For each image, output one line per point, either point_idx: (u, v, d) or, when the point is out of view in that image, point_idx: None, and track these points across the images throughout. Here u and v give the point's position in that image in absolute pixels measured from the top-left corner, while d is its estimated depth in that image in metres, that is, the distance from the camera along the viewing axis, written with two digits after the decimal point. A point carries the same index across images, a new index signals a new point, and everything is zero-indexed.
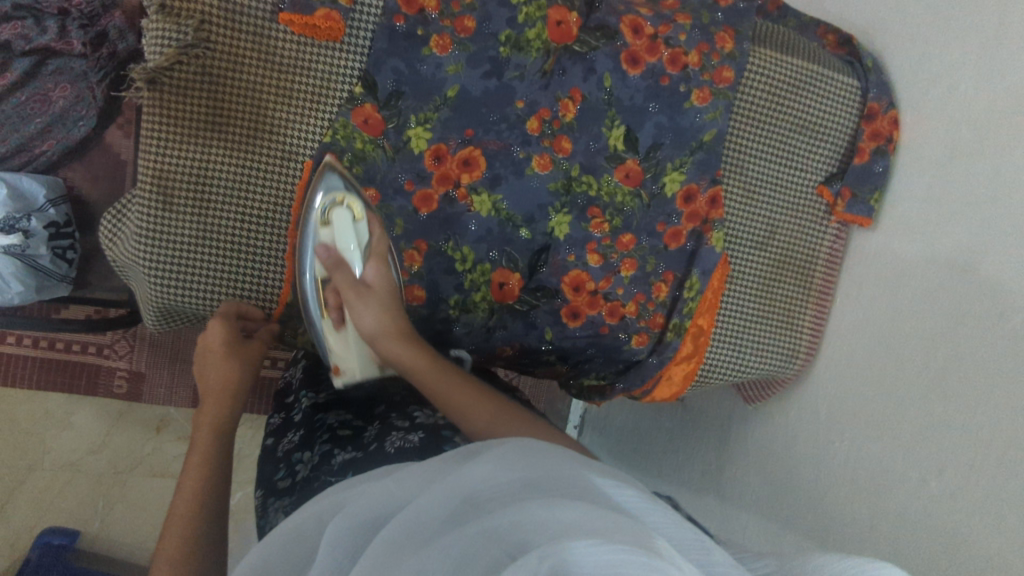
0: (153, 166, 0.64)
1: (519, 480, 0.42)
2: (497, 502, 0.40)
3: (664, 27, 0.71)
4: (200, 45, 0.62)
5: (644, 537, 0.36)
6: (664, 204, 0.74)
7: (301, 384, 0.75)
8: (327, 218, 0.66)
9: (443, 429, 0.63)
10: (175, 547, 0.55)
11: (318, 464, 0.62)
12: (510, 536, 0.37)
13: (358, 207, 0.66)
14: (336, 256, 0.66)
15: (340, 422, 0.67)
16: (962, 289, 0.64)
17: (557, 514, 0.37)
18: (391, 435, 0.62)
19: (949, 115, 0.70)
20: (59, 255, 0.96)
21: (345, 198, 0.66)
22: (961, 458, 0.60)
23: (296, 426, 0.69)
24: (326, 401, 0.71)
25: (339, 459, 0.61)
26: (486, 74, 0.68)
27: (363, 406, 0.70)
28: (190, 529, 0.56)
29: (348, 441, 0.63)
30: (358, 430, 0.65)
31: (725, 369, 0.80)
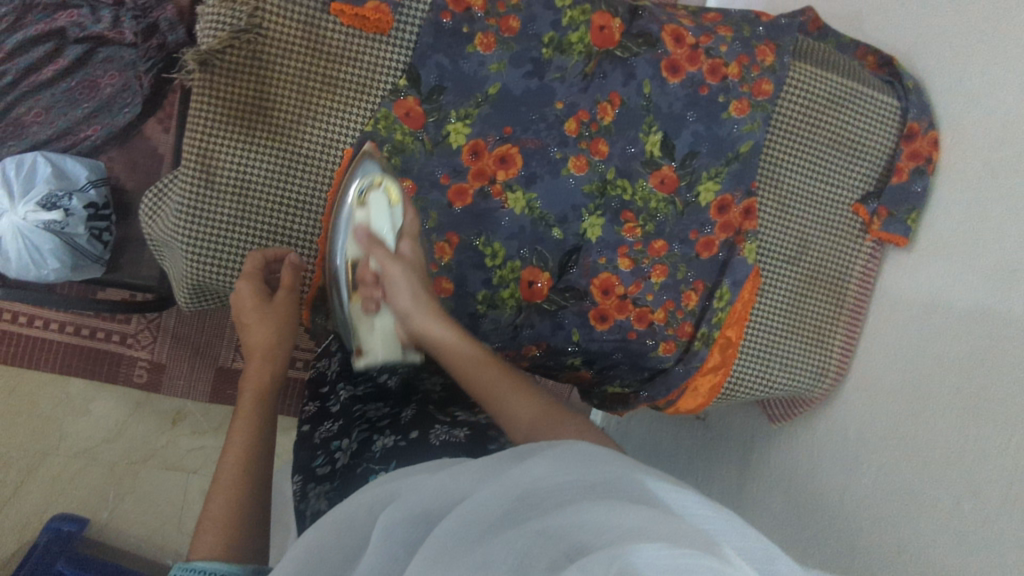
0: (197, 145, 0.65)
1: (570, 482, 0.43)
2: (552, 500, 0.41)
3: (705, 36, 0.72)
4: (253, 30, 0.64)
5: (707, 545, 0.37)
6: (698, 212, 0.74)
7: (337, 375, 0.74)
8: (363, 199, 0.66)
9: (490, 430, 0.64)
10: (220, 516, 0.56)
11: (358, 450, 0.64)
12: (572, 538, 0.37)
13: (394, 190, 0.67)
14: (371, 234, 0.66)
15: (379, 414, 0.68)
16: (1000, 310, 0.62)
17: (620, 519, 0.38)
18: (435, 428, 0.64)
19: (987, 136, 0.69)
20: (95, 237, 0.97)
21: (382, 181, 0.66)
22: (995, 483, 0.58)
23: (334, 416, 0.70)
24: (365, 393, 0.72)
25: (380, 445, 0.63)
26: (528, 73, 0.70)
27: (399, 397, 0.72)
28: (236, 502, 0.57)
29: (387, 428, 0.66)
30: (395, 416, 0.68)
31: (751, 384, 0.79)
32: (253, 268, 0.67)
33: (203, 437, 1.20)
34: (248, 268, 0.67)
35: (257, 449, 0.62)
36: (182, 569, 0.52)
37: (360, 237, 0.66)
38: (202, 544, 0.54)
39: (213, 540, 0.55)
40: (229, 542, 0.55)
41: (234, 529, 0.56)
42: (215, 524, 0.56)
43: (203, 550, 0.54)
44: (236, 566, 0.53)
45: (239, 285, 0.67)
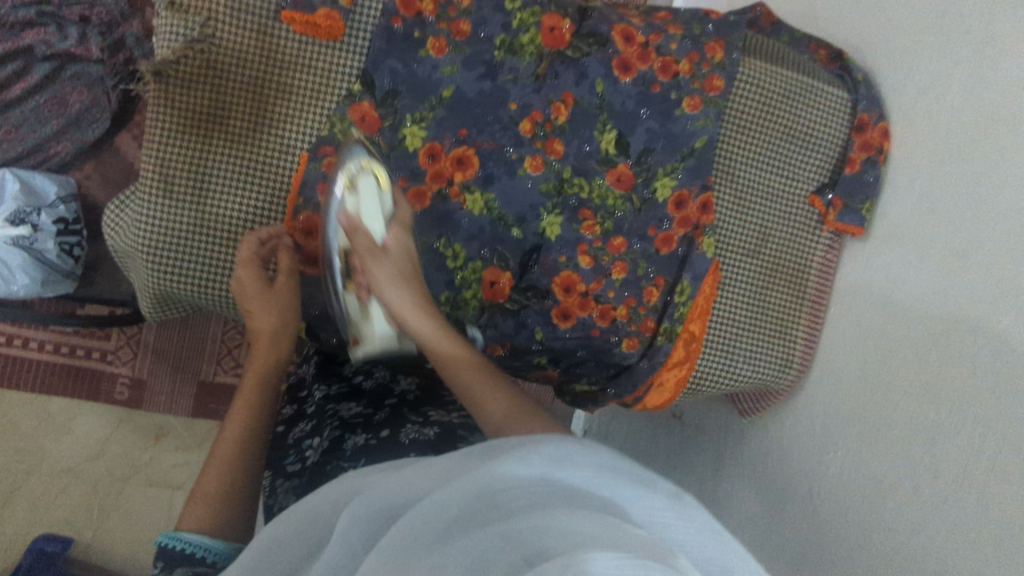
0: (155, 156, 0.66)
1: (540, 485, 0.40)
2: (520, 502, 0.39)
3: (655, 35, 0.74)
4: (206, 41, 0.65)
5: (666, 555, 0.36)
6: (655, 209, 0.75)
7: (313, 378, 0.77)
8: (352, 183, 0.65)
9: (459, 429, 0.65)
10: (211, 489, 0.58)
11: (329, 448, 0.64)
12: (528, 543, 0.36)
13: (383, 175, 0.66)
14: (355, 223, 0.66)
15: (352, 413, 0.69)
16: (953, 295, 0.63)
17: (579, 529, 0.36)
18: (406, 427, 0.64)
19: (934, 124, 0.71)
20: (66, 252, 0.98)
21: (370, 164, 0.65)
22: (952, 466, 0.59)
23: (308, 416, 0.71)
24: (338, 392, 0.73)
25: (351, 444, 0.63)
26: (481, 76, 0.71)
27: (375, 398, 0.72)
28: (227, 477, 0.59)
29: (359, 426, 0.66)
30: (369, 416, 0.68)
31: (715, 378, 0.79)
32: (248, 253, 0.67)
33: (186, 451, 1.20)
34: (244, 252, 0.67)
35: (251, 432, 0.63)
36: (169, 537, 0.53)
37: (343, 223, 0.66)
38: (189, 515, 0.56)
39: (201, 513, 0.56)
40: (214, 517, 0.56)
41: (221, 505, 0.58)
42: (208, 498, 0.58)
43: (190, 519, 0.56)
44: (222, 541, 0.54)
45: (238, 271, 0.67)
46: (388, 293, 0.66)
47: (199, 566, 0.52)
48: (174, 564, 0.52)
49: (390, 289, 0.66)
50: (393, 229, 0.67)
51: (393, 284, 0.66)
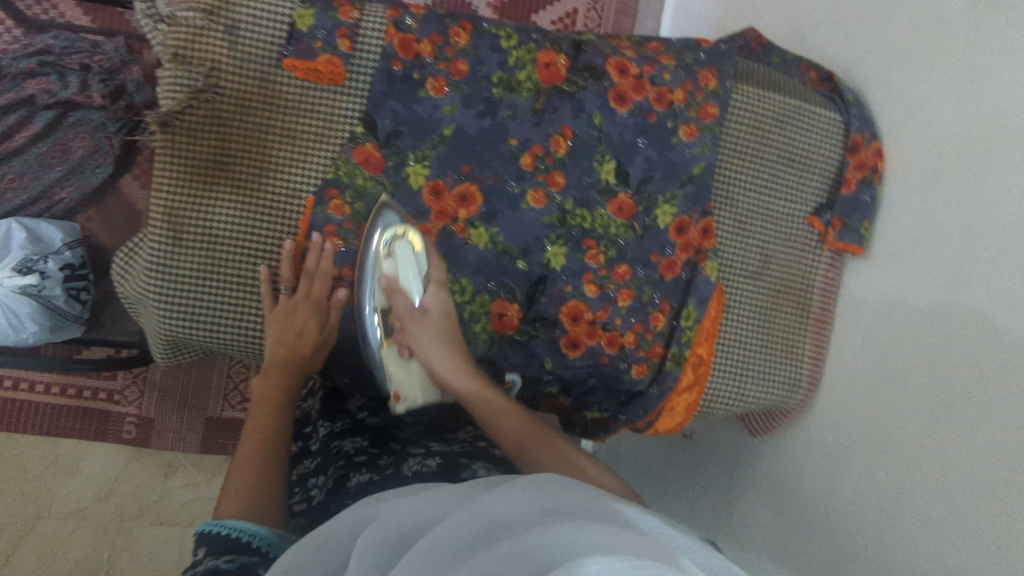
0: (164, 205, 0.67)
1: (541, 510, 0.41)
2: (523, 522, 0.40)
3: (649, 66, 0.75)
4: (210, 90, 0.66)
5: (666, 557, 0.37)
6: (657, 235, 0.76)
7: (318, 414, 0.77)
8: (389, 249, 0.68)
9: (461, 458, 0.65)
10: (240, 486, 0.59)
11: (334, 487, 0.65)
12: (539, 554, 0.36)
13: (417, 240, 0.70)
14: (393, 284, 0.69)
15: (356, 449, 0.69)
16: (957, 312, 0.64)
17: (583, 539, 0.36)
18: (409, 461, 0.65)
19: (927, 143, 0.72)
20: (73, 297, 0.99)
21: (405, 231, 0.69)
22: (967, 480, 0.59)
23: (313, 453, 0.72)
24: (342, 428, 0.74)
25: (355, 481, 0.64)
26: (480, 113, 0.72)
27: (379, 437, 0.72)
28: (255, 474, 0.60)
29: (364, 465, 0.66)
30: (374, 456, 0.68)
31: (725, 399, 0.80)
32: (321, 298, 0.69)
33: (196, 488, 1.20)
34: (317, 295, 0.69)
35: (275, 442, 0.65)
36: (212, 525, 0.54)
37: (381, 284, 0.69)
38: (225, 508, 0.57)
39: (233, 503, 0.57)
40: (246, 506, 0.57)
41: (252, 495, 0.58)
42: (238, 491, 0.58)
43: (225, 512, 0.57)
44: (263, 526, 0.55)
45: (304, 308, 0.68)
46: (435, 355, 0.70)
47: (246, 551, 0.52)
48: (220, 550, 0.52)
49: (435, 350, 0.70)
50: (431, 291, 0.71)
51: (438, 345, 0.70)
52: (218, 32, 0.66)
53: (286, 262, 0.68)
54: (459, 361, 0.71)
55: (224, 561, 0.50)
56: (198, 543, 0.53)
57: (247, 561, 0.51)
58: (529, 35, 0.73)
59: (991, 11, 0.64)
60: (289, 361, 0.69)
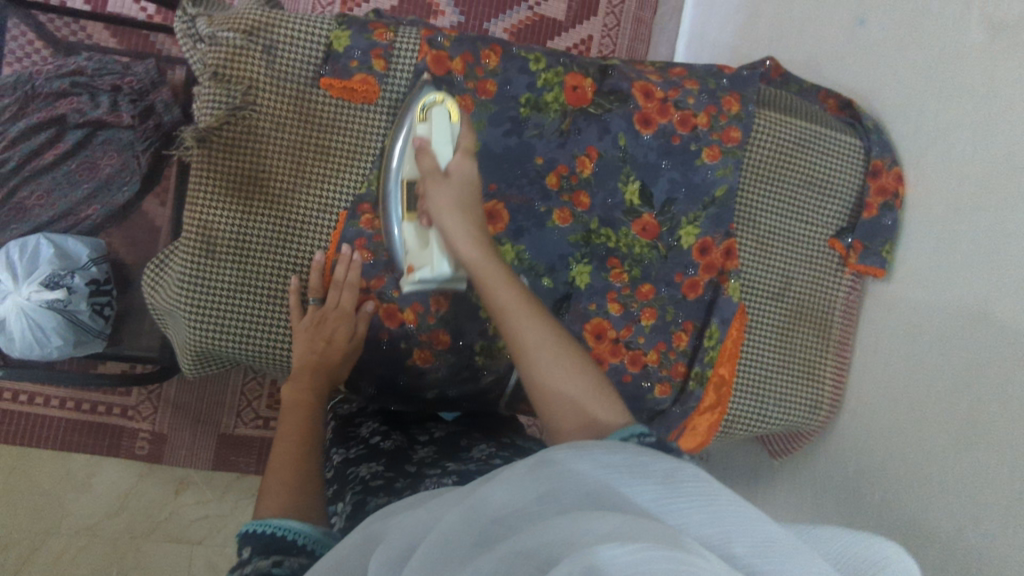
0: (199, 218, 0.68)
1: (536, 500, 0.40)
2: (522, 520, 0.39)
3: (673, 90, 0.77)
4: (247, 107, 0.68)
5: (669, 534, 0.34)
6: (680, 256, 0.77)
7: (333, 442, 0.76)
8: (427, 113, 0.67)
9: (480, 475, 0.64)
10: (277, 491, 0.59)
11: (353, 512, 0.62)
12: (542, 551, 0.35)
13: (455, 110, 0.67)
14: (421, 143, 0.65)
15: (372, 473, 0.67)
16: (980, 336, 0.64)
17: (584, 529, 0.34)
18: (427, 483, 0.64)
19: (946, 170, 0.73)
20: (97, 312, 1.00)
21: (444, 98, 0.67)
22: (994, 506, 0.59)
23: (330, 481, 0.71)
24: (357, 454, 0.72)
25: (375, 504, 0.62)
26: (507, 132, 0.73)
27: (395, 457, 0.70)
28: (290, 476, 0.60)
29: (381, 488, 0.64)
30: (391, 479, 0.66)
31: (748, 421, 0.80)
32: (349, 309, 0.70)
33: (207, 505, 1.19)
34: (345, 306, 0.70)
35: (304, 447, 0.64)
36: (257, 524, 0.54)
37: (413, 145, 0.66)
38: (268, 505, 0.57)
39: (275, 505, 0.57)
40: (288, 507, 0.57)
41: (292, 498, 0.58)
42: (278, 494, 0.58)
43: (269, 510, 0.57)
44: (308, 525, 0.56)
45: (335, 316, 0.69)
46: (446, 216, 0.63)
47: (293, 550, 0.53)
48: (267, 549, 0.53)
49: (449, 210, 0.63)
50: (458, 157, 0.65)
51: (452, 208, 0.63)
52: (257, 52, 0.68)
53: (315, 273, 0.70)
54: (480, 233, 0.64)
55: (274, 564, 0.51)
56: (243, 542, 0.54)
57: (296, 562, 0.52)
58: (557, 58, 0.75)
59: (1007, 41, 0.65)
60: (313, 366, 0.69)
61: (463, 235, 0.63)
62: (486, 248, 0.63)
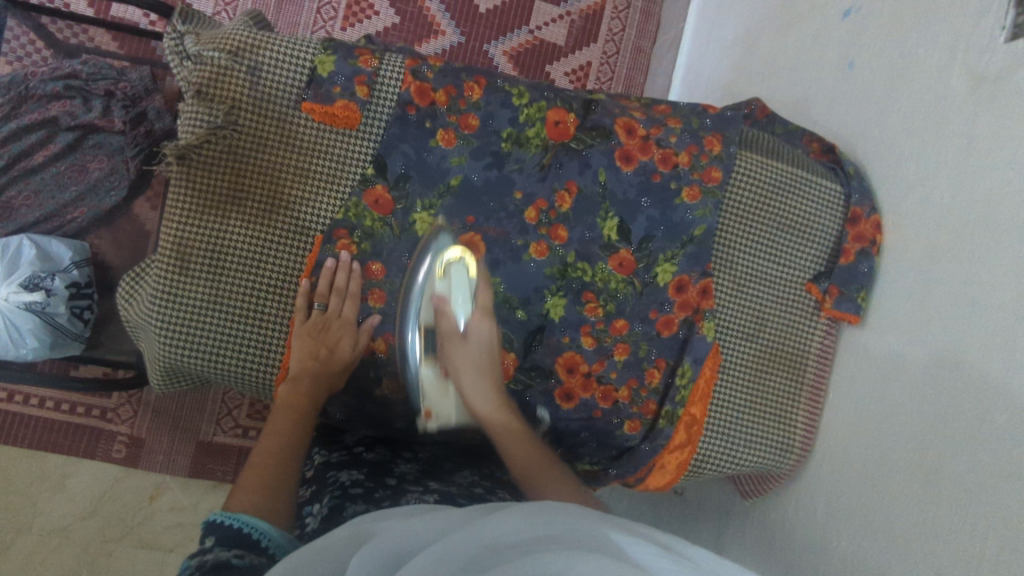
0: (174, 234, 0.68)
1: (536, 534, 0.41)
2: (516, 548, 0.40)
3: (655, 129, 0.78)
4: (228, 127, 0.68)
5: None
6: (656, 292, 0.78)
7: (315, 442, 0.77)
8: (445, 271, 0.71)
9: (459, 498, 0.65)
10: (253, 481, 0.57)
11: (329, 515, 0.62)
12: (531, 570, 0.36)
13: (473, 266, 0.73)
14: (442, 306, 0.71)
15: (352, 481, 0.67)
16: (949, 388, 0.64)
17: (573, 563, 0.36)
18: (407, 495, 0.64)
19: (924, 220, 0.73)
20: (77, 315, 1.00)
21: (463, 255, 0.72)
22: (955, 559, 0.59)
23: (307, 481, 0.71)
24: (338, 460, 0.72)
25: (352, 510, 0.61)
26: (487, 166, 0.74)
27: (375, 469, 0.70)
28: (271, 469, 0.59)
29: (360, 496, 0.64)
30: (370, 488, 0.66)
31: (717, 460, 0.79)
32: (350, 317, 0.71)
33: (182, 512, 1.18)
34: (347, 315, 0.71)
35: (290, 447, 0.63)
36: (225, 515, 0.52)
37: (433, 302, 0.71)
38: (238, 498, 0.55)
39: (246, 497, 0.55)
40: (259, 500, 0.55)
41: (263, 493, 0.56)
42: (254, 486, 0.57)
43: (240, 505, 0.54)
44: (275, 527, 0.53)
45: (337, 324, 0.70)
46: (465, 378, 0.72)
47: (251, 546, 0.50)
48: (230, 542, 0.50)
49: (468, 373, 0.72)
50: (476, 317, 0.73)
51: (471, 370, 0.72)
52: (241, 73, 0.69)
53: (325, 278, 0.70)
54: (493, 391, 0.73)
55: (235, 556, 0.49)
56: (208, 531, 0.51)
57: (255, 559, 0.49)
58: (541, 93, 0.75)
59: (989, 98, 0.66)
60: (310, 373, 0.68)
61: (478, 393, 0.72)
62: (498, 402, 0.72)
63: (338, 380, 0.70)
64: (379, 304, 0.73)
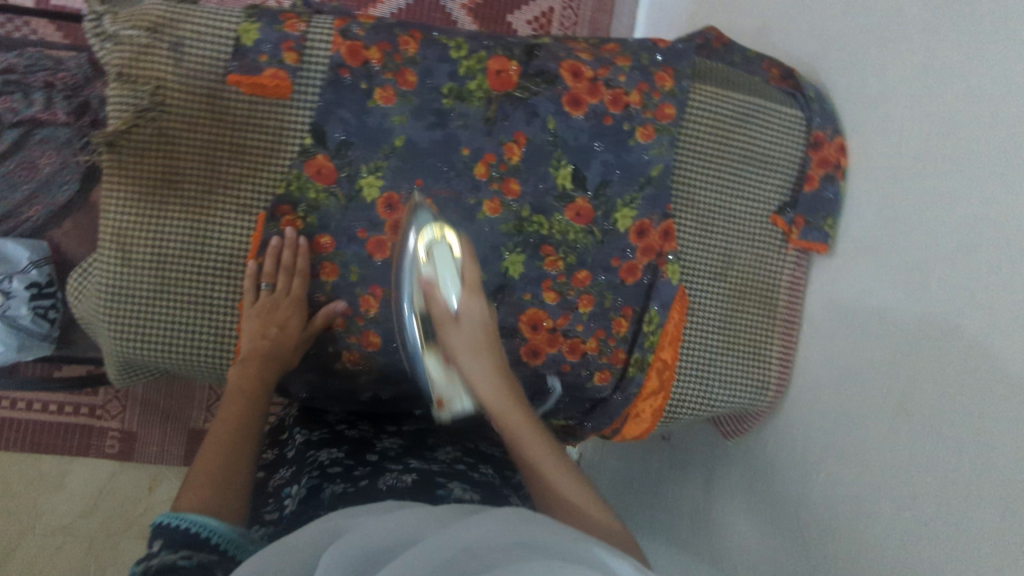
0: (112, 225, 0.66)
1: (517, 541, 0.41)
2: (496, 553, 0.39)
3: (604, 69, 0.74)
4: (156, 108, 0.66)
5: None
6: (618, 239, 0.76)
7: (295, 422, 0.77)
8: (429, 253, 0.69)
9: (437, 476, 0.63)
10: (202, 474, 0.57)
11: (306, 497, 0.61)
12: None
13: (456, 243, 0.70)
14: (432, 287, 0.69)
15: (331, 460, 0.66)
16: (917, 308, 0.63)
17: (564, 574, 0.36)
18: (385, 474, 0.63)
19: (887, 137, 0.71)
20: (41, 315, 0.99)
21: (444, 233, 0.69)
22: (933, 486, 0.58)
23: (289, 462, 0.70)
24: (320, 438, 0.72)
25: (329, 492, 0.60)
26: (431, 124, 0.71)
27: (357, 447, 0.70)
28: (218, 462, 0.59)
29: (338, 476, 0.63)
30: (349, 468, 0.65)
31: (692, 403, 0.78)
32: (298, 294, 0.69)
33: None
34: (296, 293, 0.69)
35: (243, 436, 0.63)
36: (171, 518, 0.51)
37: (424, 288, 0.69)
38: (186, 496, 0.55)
39: (192, 495, 0.55)
40: (206, 497, 0.55)
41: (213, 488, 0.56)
42: (202, 480, 0.57)
43: (189, 504, 0.54)
44: (226, 525, 0.53)
45: (286, 304, 0.68)
46: (465, 361, 0.69)
47: (203, 546, 0.50)
48: (178, 544, 0.50)
49: (465, 355, 0.69)
50: (465, 297, 0.69)
51: (469, 354, 0.69)
52: (163, 50, 0.66)
53: (270, 257, 0.68)
54: (496, 372, 0.69)
55: (181, 558, 0.48)
56: (154, 535, 0.51)
57: (204, 558, 0.49)
58: (481, 43, 0.72)
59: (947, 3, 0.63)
60: (257, 352, 0.67)
61: (478, 374, 0.68)
62: (499, 388, 0.68)
63: (292, 358, 0.69)
64: (332, 278, 0.72)
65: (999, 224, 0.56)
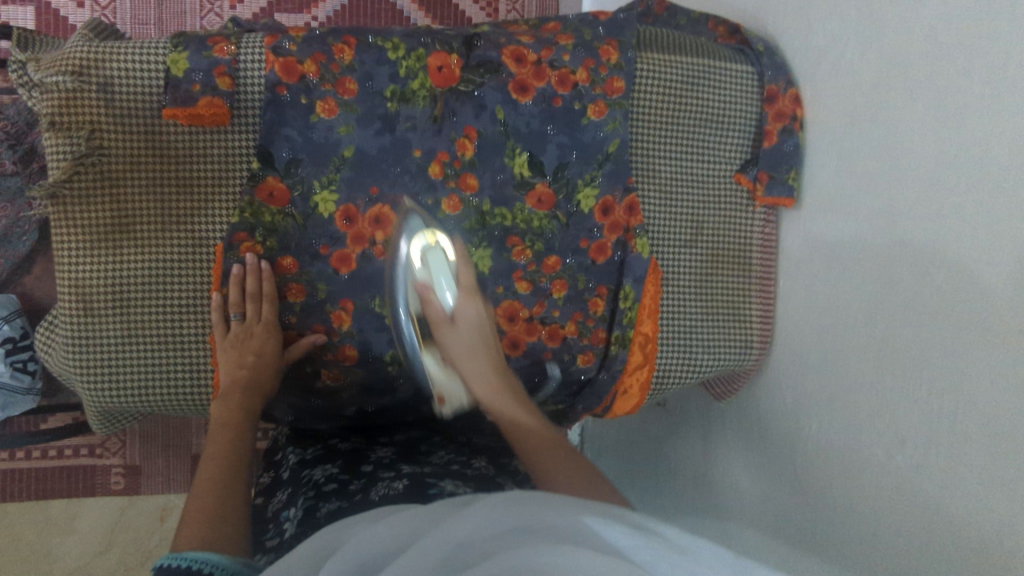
0: (69, 277, 0.65)
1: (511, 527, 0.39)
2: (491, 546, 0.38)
3: (546, 50, 0.73)
4: (94, 153, 0.64)
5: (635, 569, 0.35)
6: (583, 220, 0.75)
7: (288, 441, 0.77)
8: (424, 260, 0.72)
9: (427, 477, 0.63)
10: (195, 512, 0.57)
11: (303, 517, 0.60)
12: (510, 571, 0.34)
13: (451, 250, 0.73)
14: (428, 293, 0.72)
15: (326, 477, 0.66)
16: (889, 252, 0.62)
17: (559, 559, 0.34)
18: (378, 484, 0.62)
19: (840, 82, 0.70)
20: (20, 369, 1.00)
21: (438, 240, 0.73)
22: (920, 432, 0.57)
23: (285, 483, 0.70)
24: (314, 456, 0.72)
25: (324, 510, 0.60)
26: (379, 131, 0.70)
27: (351, 461, 0.70)
28: (207, 498, 0.58)
29: (334, 494, 0.63)
30: (344, 483, 0.64)
31: (679, 372, 0.79)
32: (269, 320, 0.69)
33: None
34: (267, 318, 0.69)
35: (234, 467, 0.62)
36: (171, 558, 0.50)
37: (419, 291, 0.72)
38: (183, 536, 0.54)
39: (190, 534, 0.54)
40: (202, 534, 0.54)
41: (207, 526, 0.55)
42: (196, 518, 0.56)
43: (186, 543, 0.53)
44: (226, 557, 0.51)
45: (257, 330, 0.68)
46: (464, 367, 0.72)
47: None
48: None
49: (463, 361, 0.72)
50: (461, 298, 0.73)
51: (467, 360, 0.72)
52: (92, 91, 0.63)
53: (234, 287, 0.68)
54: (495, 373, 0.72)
55: None
56: None
57: None
58: (418, 40, 0.70)
59: None
60: (237, 383, 0.66)
61: (476, 377, 0.72)
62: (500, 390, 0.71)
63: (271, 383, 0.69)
64: (300, 298, 0.71)
65: (958, 159, 0.56)
